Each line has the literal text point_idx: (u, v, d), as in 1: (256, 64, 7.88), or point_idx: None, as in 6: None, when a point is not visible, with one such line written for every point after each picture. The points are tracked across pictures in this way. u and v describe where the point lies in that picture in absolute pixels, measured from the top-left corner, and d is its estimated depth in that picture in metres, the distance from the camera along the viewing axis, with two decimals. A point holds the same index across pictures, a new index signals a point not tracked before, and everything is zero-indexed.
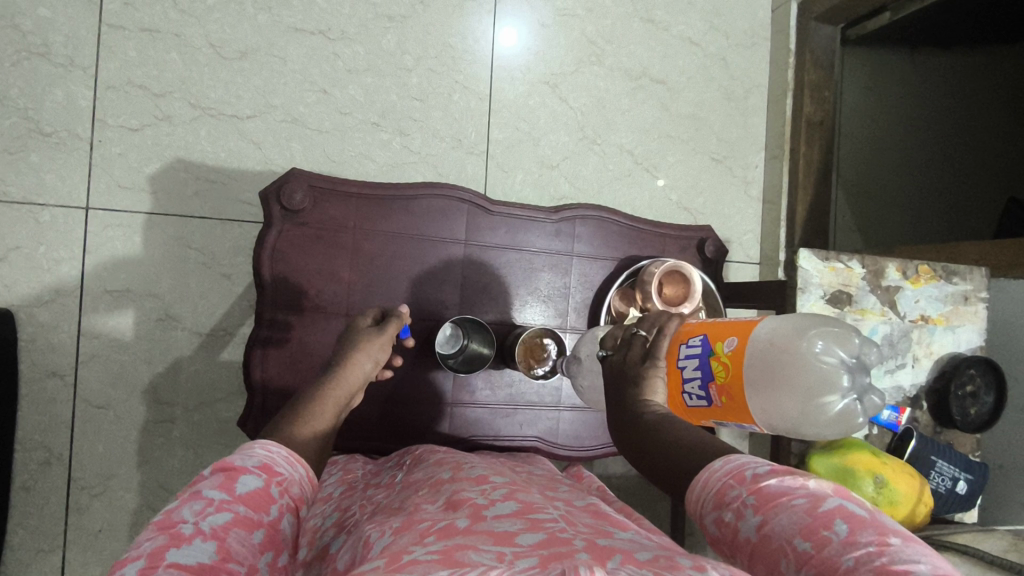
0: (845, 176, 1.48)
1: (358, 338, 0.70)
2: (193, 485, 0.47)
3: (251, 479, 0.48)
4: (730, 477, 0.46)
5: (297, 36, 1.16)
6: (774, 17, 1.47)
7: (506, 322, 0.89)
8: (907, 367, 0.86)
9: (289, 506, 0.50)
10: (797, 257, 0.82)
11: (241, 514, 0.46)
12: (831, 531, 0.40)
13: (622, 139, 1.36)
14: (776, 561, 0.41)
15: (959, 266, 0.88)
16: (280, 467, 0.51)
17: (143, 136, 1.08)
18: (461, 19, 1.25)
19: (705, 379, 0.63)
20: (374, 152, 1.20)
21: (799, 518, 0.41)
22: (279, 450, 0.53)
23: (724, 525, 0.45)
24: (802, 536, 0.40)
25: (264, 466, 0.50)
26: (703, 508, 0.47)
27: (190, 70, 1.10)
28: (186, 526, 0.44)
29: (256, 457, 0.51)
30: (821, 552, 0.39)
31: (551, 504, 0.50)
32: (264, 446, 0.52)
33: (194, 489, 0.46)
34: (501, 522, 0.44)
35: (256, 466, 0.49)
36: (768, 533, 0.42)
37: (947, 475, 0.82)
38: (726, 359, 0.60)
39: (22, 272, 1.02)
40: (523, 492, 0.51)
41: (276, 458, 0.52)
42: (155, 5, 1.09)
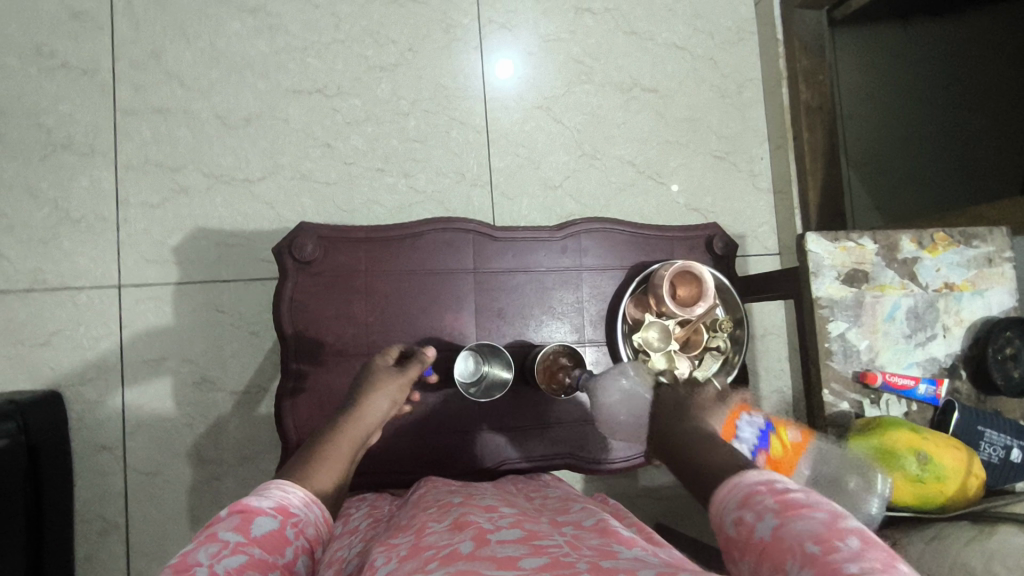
0: (853, 157, 1.46)
1: (377, 378, 0.73)
2: (212, 526, 0.48)
3: (269, 520, 0.50)
4: (757, 483, 0.48)
5: (297, 97, 1.21)
6: (756, 11, 1.48)
7: (524, 343, 0.90)
8: (939, 338, 0.83)
9: (304, 548, 0.51)
10: (805, 242, 0.80)
11: (257, 557, 0.47)
12: (842, 543, 0.40)
13: (620, 150, 1.38)
14: (781, 560, 0.41)
15: (976, 229, 0.86)
16: (297, 508, 0.53)
17: (164, 210, 1.14)
18: (451, 59, 1.30)
19: (757, 444, 0.73)
20: (381, 196, 1.24)
21: (816, 527, 0.41)
22: (294, 491, 0.54)
23: (742, 522, 0.46)
24: (813, 541, 0.40)
25: (280, 508, 0.52)
26: (725, 508, 0.48)
27: (200, 143, 1.16)
28: (202, 569, 0.44)
29: (272, 500, 0.52)
30: (831, 555, 0.39)
31: (557, 531, 0.51)
32: (280, 486, 0.55)
33: (212, 532, 0.47)
34: (505, 546, 0.44)
35: (271, 507, 0.51)
36: (782, 535, 0.42)
37: (998, 444, 0.77)
38: (787, 443, 0.74)
39: (66, 353, 1.08)
40: (529, 521, 0.52)
41: (291, 500, 0.53)
42: (163, 87, 1.16)
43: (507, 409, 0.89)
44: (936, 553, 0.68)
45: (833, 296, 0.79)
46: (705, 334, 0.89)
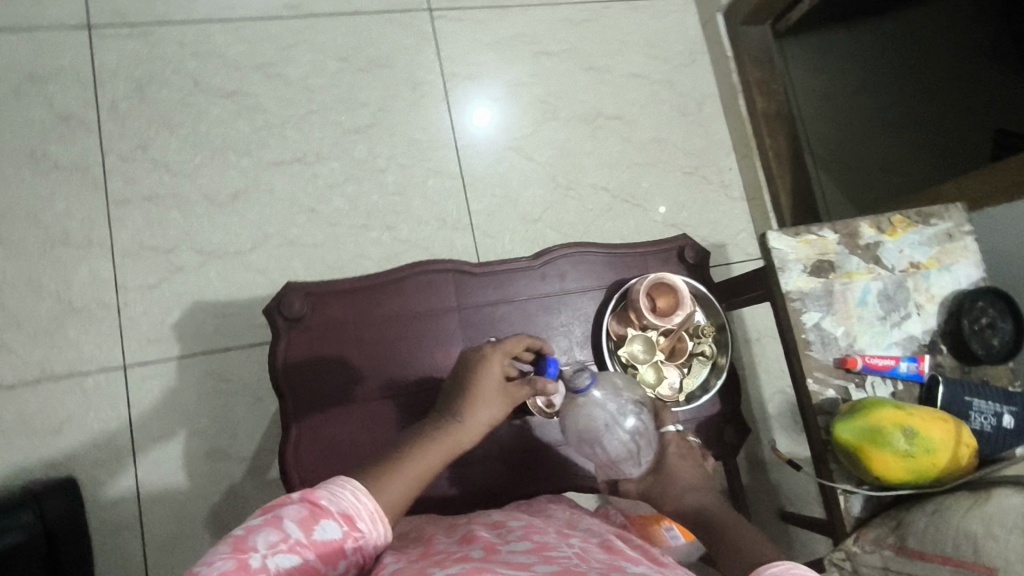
0: (820, 156, 1.50)
1: (482, 391, 0.74)
2: (280, 510, 0.51)
3: (333, 526, 0.53)
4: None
5: (278, 168, 1.28)
6: (705, 34, 1.56)
7: None
8: (913, 316, 0.85)
9: (354, 563, 0.54)
10: (767, 240, 0.83)
11: (309, 562, 0.50)
12: None
13: (593, 178, 1.43)
14: None
15: (933, 208, 0.89)
16: (363, 523, 0.55)
17: (161, 289, 1.18)
18: (420, 113, 1.37)
19: None
20: (369, 251, 1.29)
21: None
22: (367, 501, 0.56)
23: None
24: None
25: (347, 515, 0.54)
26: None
27: (191, 222, 1.22)
28: (256, 557, 0.48)
29: (346, 504, 0.55)
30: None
31: (566, 541, 0.54)
32: (358, 487, 0.57)
33: (279, 513, 0.51)
34: (517, 554, 0.48)
35: (339, 511, 0.54)
36: None
37: (988, 412, 0.78)
38: None
39: (78, 439, 1.11)
40: (537, 532, 0.55)
41: (361, 510, 0.55)
42: (151, 174, 1.22)
43: (508, 437, 0.91)
44: (939, 526, 0.68)
45: (802, 288, 0.82)
46: (690, 341, 0.93)
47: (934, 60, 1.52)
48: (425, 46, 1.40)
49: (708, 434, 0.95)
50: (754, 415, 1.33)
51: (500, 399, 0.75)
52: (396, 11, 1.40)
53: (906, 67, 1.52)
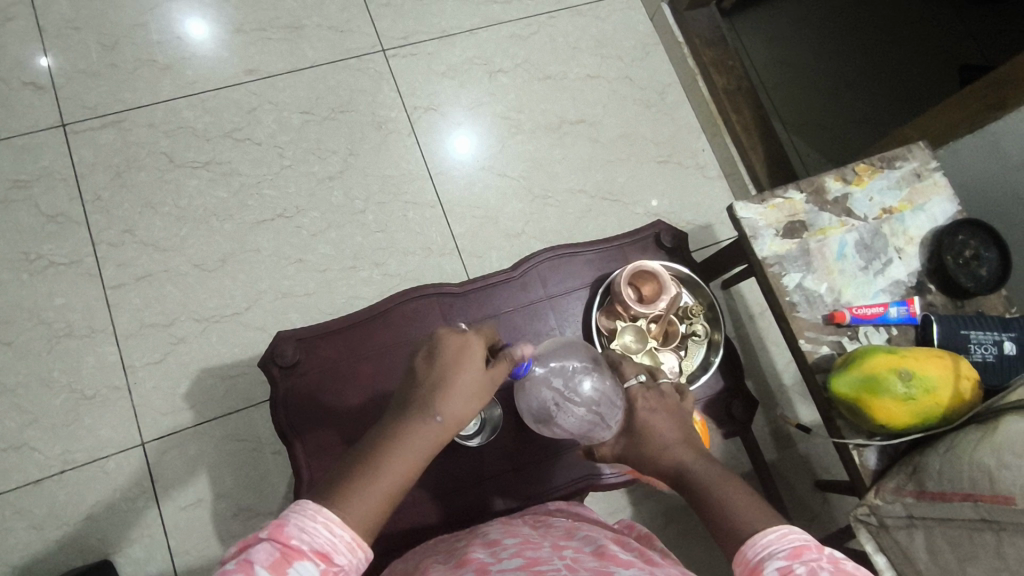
0: (789, 121, 1.52)
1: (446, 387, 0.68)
2: (251, 552, 0.53)
3: (308, 566, 0.54)
4: (805, 541, 0.59)
5: (262, 227, 1.32)
6: (653, 26, 1.59)
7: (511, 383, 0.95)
8: (895, 261, 0.85)
9: None
10: (734, 211, 0.84)
11: None
12: None
13: (569, 183, 1.46)
14: None
15: (895, 151, 0.90)
16: (339, 556, 0.56)
17: (167, 362, 1.21)
18: (390, 150, 1.41)
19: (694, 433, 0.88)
20: (362, 291, 1.32)
21: None
22: (341, 532, 0.57)
23: (790, 568, 0.56)
24: None
25: (322, 553, 0.55)
26: (772, 554, 0.58)
27: (186, 293, 1.25)
28: None
29: (318, 539, 0.56)
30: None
31: (557, 555, 0.68)
32: (330, 517, 0.57)
33: (249, 555, 0.53)
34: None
35: (311, 548, 0.55)
36: None
37: (987, 342, 0.78)
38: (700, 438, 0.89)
39: (108, 521, 1.13)
40: (531, 548, 0.69)
41: (338, 543, 0.56)
42: (142, 254, 1.26)
43: (516, 447, 0.96)
44: (954, 464, 0.67)
45: (778, 252, 0.83)
46: (682, 324, 0.93)
47: (890, 10, 1.54)
48: (384, 86, 1.45)
49: (715, 412, 0.95)
50: (769, 388, 1.32)
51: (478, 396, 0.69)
52: (351, 59, 1.45)
53: (853, 21, 1.55)
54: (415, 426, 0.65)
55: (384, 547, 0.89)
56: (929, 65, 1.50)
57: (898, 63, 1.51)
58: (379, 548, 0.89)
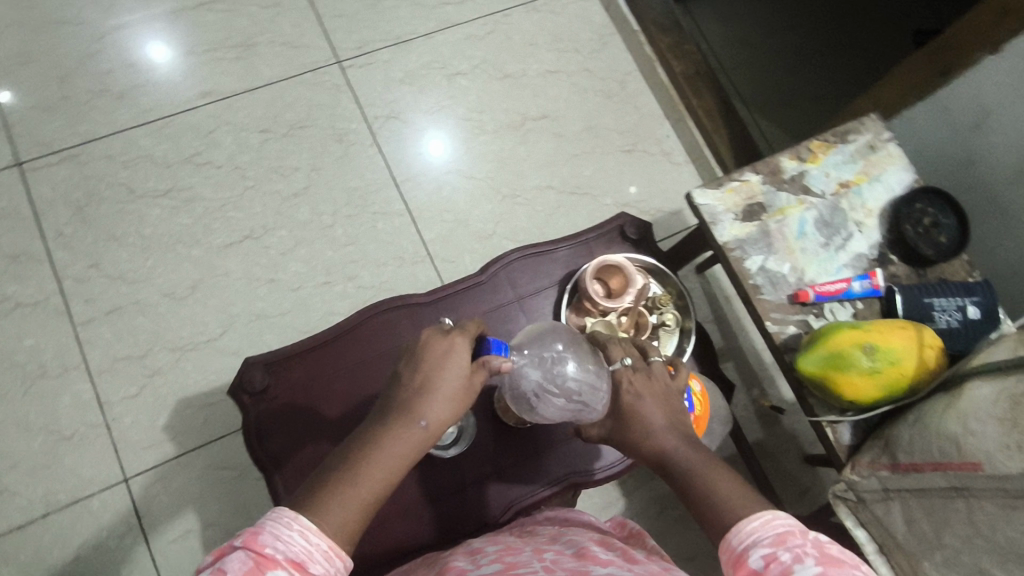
0: (751, 100, 1.54)
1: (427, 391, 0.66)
2: (225, 560, 0.51)
3: None
4: (789, 526, 0.58)
5: (230, 250, 1.30)
6: (609, 16, 1.59)
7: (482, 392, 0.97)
8: (855, 235, 0.85)
9: None
10: (691, 199, 0.84)
11: None
12: None
13: (537, 180, 1.46)
14: None
15: (848, 125, 0.90)
16: (315, 565, 0.54)
17: (144, 395, 1.20)
18: (354, 161, 1.40)
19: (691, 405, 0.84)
20: (337, 306, 1.30)
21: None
22: (317, 540, 0.55)
23: (773, 555, 0.56)
24: None
25: (297, 561, 0.53)
26: (756, 542, 0.58)
27: (158, 323, 1.24)
28: None
29: (294, 548, 0.54)
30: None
31: (538, 558, 0.68)
32: (306, 525, 0.56)
33: (222, 565, 0.51)
34: None
35: (287, 557, 0.53)
36: None
37: (949, 309, 0.79)
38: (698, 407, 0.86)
39: (97, 560, 1.11)
40: (512, 554, 0.69)
41: (314, 552, 0.55)
42: (110, 287, 1.25)
43: (499, 453, 0.97)
44: (923, 433, 0.67)
45: (738, 236, 0.83)
46: (653, 315, 0.93)
47: None
48: (342, 98, 1.43)
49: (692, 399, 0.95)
50: (751, 369, 1.33)
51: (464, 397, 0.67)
52: (307, 73, 1.43)
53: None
54: (399, 431, 0.63)
55: (371, 564, 0.89)
56: (890, 31, 1.49)
57: (857, 33, 1.52)
58: (366, 567, 0.89)
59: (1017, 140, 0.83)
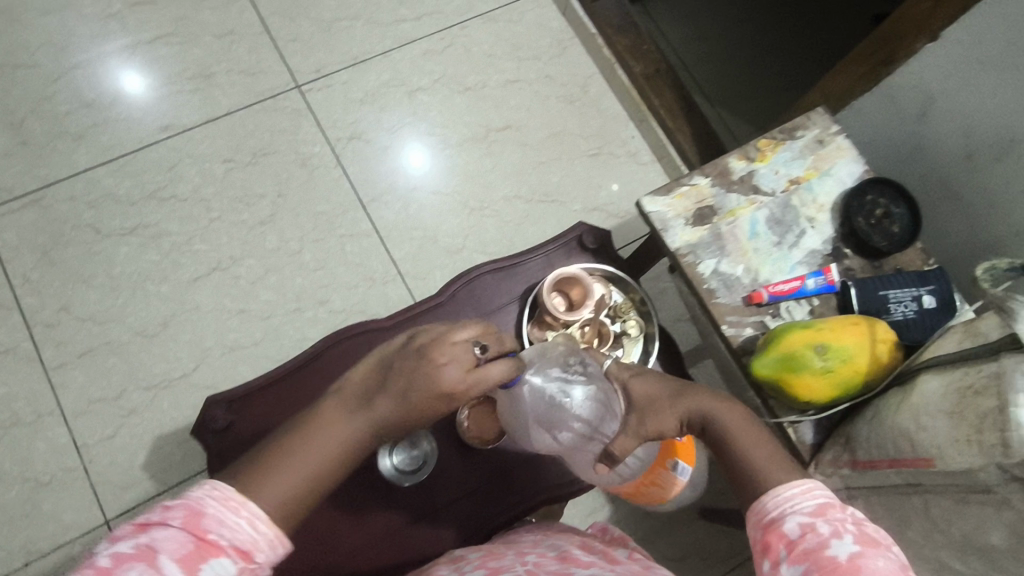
0: (714, 96, 1.53)
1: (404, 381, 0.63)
2: (157, 538, 0.50)
3: (223, 563, 0.51)
4: (827, 497, 0.59)
5: (199, 283, 1.30)
6: (566, 21, 1.59)
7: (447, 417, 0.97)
8: (808, 231, 0.85)
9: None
10: (642, 207, 0.83)
11: None
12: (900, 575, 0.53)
13: (504, 191, 1.46)
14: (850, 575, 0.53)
15: (795, 121, 0.89)
16: (260, 553, 0.53)
17: (121, 436, 1.20)
18: (319, 185, 1.40)
19: None
20: (309, 331, 1.30)
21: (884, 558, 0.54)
22: (265, 529, 0.54)
23: (812, 525, 0.57)
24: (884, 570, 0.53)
25: (241, 548, 0.52)
26: (796, 507, 0.59)
27: (130, 362, 1.24)
28: None
29: (239, 535, 0.52)
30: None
31: (520, 562, 0.68)
32: (255, 512, 0.54)
33: (152, 541, 0.50)
34: None
35: (230, 544, 0.52)
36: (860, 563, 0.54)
37: (905, 300, 0.79)
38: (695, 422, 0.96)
39: None
40: (495, 559, 0.69)
41: (259, 540, 0.53)
42: (80, 330, 1.24)
43: (467, 473, 0.98)
44: (879, 428, 0.67)
45: (690, 241, 0.82)
46: (615, 324, 0.93)
47: None
48: (303, 123, 1.43)
49: None
50: None
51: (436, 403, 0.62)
52: (266, 100, 1.43)
53: None
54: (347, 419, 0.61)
55: None
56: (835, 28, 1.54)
57: (806, 29, 1.55)
58: None
59: (963, 126, 0.83)
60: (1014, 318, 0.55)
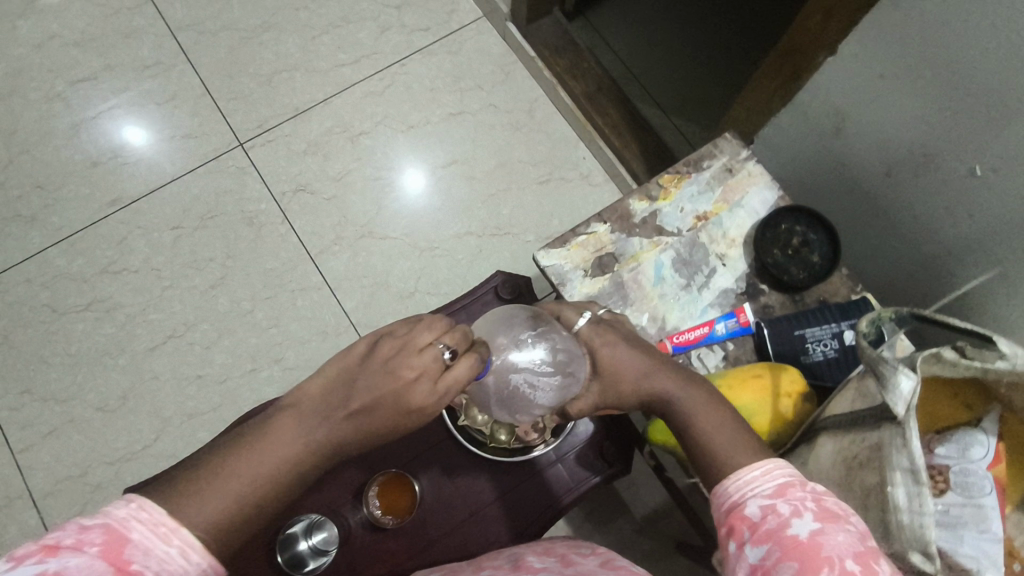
0: (667, 105, 1.46)
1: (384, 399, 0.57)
2: (67, 563, 0.42)
3: None
4: (791, 478, 0.52)
5: (155, 352, 1.32)
6: (507, 45, 1.55)
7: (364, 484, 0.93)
8: (719, 270, 0.80)
9: None
10: (538, 260, 0.80)
11: None
12: (877, 565, 0.44)
13: (454, 228, 1.43)
14: (816, 563, 0.45)
15: (701, 150, 0.84)
16: None
17: (88, 512, 1.22)
18: (268, 242, 1.40)
19: None
20: (265, 391, 1.30)
21: (854, 545, 0.46)
22: (198, 558, 0.48)
23: (773, 505, 0.50)
24: (853, 559, 0.45)
25: None
26: (756, 489, 0.52)
27: (93, 439, 1.26)
28: None
29: (169, 565, 0.46)
30: (866, 574, 0.44)
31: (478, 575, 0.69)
32: (188, 540, 0.48)
33: (63, 568, 0.41)
34: None
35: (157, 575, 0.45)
36: (821, 541, 0.46)
37: (823, 338, 0.73)
38: None
39: None
40: None
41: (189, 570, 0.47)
42: (44, 411, 1.27)
43: (386, 542, 0.92)
44: None
45: (590, 293, 0.78)
46: None
47: None
48: (247, 180, 1.43)
49: (592, 455, 0.95)
50: None
51: (394, 424, 0.58)
52: (210, 161, 1.44)
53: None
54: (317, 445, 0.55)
55: None
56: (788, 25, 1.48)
57: (758, 29, 1.49)
58: None
59: (878, 140, 0.78)
60: (885, 387, 0.50)
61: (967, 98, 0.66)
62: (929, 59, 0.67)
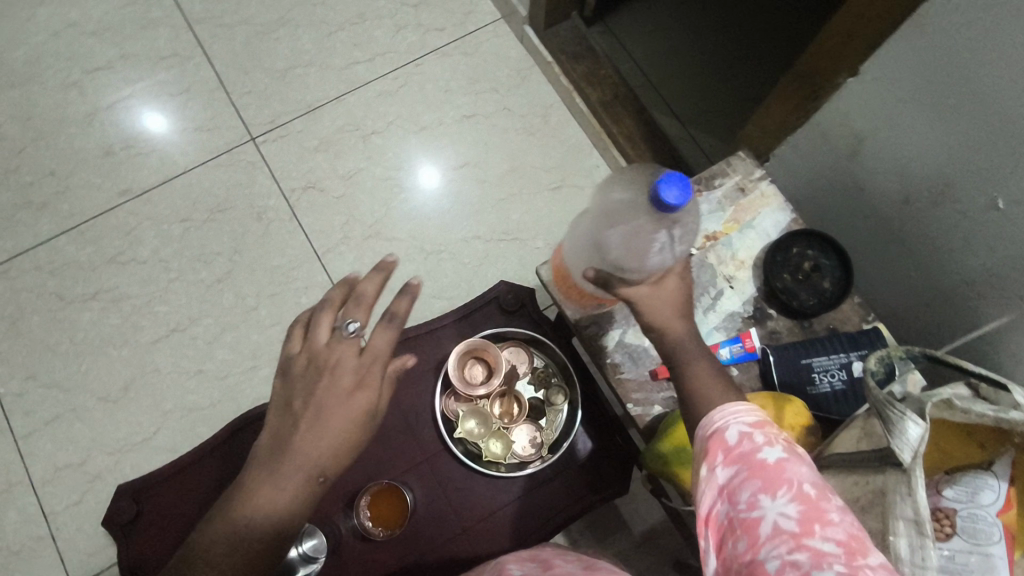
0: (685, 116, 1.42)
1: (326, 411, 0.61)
2: None
3: None
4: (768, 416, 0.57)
5: (159, 344, 1.32)
6: (525, 48, 1.53)
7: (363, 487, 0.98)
8: (726, 292, 0.78)
9: None
10: None
11: None
12: (831, 495, 0.49)
13: (462, 232, 1.41)
14: (778, 485, 0.50)
15: (714, 167, 0.82)
16: None
17: (86, 501, 1.22)
18: (275, 238, 1.39)
19: None
20: (266, 389, 1.30)
21: (815, 476, 0.51)
22: None
23: (750, 432, 0.55)
24: (812, 486, 0.49)
25: None
26: (737, 419, 0.57)
27: (93, 429, 1.26)
28: None
29: None
30: (820, 499, 0.49)
31: None
32: None
33: None
34: None
35: None
36: (786, 469, 0.51)
37: (832, 368, 0.71)
38: None
39: None
40: None
41: None
42: (46, 398, 1.28)
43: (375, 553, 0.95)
44: None
45: None
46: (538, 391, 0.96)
47: None
48: (258, 176, 1.43)
49: (587, 475, 0.98)
50: None
51: (350, 410, 0.61)
52: (222, 155, 1.43)
53: None
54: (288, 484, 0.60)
55: None
56: None
57: None
58: None
59: (897, 165, 0.76)
60: (892, 432, 0.47)
61: (992, 128, 0.63)
62: (953, 86, 0.64)
